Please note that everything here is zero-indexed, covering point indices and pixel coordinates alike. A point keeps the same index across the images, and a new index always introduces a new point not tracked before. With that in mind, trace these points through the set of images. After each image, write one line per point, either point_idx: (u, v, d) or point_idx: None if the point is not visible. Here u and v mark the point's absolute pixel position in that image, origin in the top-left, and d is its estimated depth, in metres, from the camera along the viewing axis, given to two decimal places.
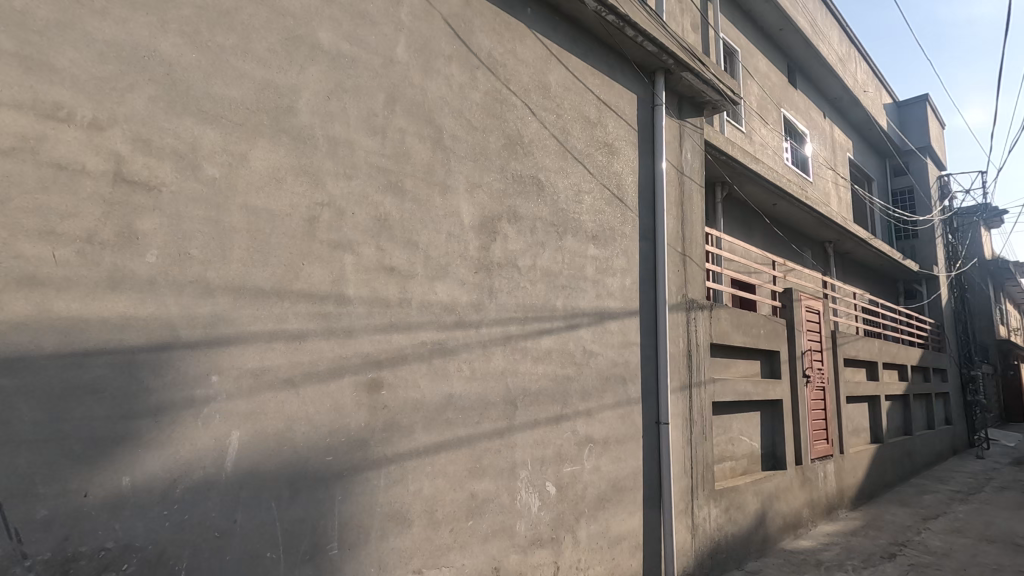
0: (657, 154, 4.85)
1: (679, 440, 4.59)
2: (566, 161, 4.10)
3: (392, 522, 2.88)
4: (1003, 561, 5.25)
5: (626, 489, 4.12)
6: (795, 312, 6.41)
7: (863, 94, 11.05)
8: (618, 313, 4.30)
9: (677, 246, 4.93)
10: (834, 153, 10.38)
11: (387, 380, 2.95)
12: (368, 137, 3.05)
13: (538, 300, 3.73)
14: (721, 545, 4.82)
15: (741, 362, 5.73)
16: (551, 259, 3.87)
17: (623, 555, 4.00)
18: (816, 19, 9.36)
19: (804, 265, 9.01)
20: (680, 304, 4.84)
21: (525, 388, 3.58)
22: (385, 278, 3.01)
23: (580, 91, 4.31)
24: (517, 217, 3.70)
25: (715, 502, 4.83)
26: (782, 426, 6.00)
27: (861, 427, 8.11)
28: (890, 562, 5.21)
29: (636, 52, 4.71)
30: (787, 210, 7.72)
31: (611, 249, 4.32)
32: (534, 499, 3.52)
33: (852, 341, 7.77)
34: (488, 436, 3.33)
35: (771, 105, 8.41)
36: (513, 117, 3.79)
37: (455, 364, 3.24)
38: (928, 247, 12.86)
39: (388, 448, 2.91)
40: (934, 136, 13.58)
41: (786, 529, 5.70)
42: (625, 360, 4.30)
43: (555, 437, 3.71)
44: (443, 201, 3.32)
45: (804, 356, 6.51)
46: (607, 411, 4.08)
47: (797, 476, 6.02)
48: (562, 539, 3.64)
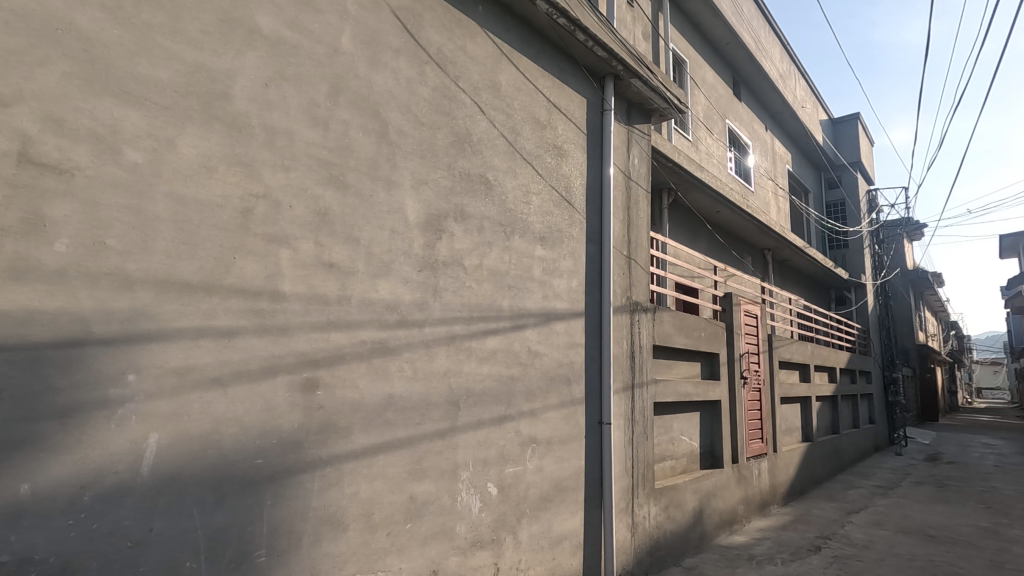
0: (605, 158, 4.91)
1: (621, 440, 4.67)
2: (514, 161, 4.09)
3: (326, 527, 2.78)
4: (918, 551, 5.62)
5: (568, 489, 4.15)
6: (734, 316, 6.64)
7: (801, 109, 11.61)
8: (564, 314, 4.33)
9: (623, 249, 5.02)
10: (774, 165, 10.85)
11: (323, 379, 2.85)
12: (309, 127, 2.94)
13: (484, 300, 3.71)
14: (660, 543, 4.93)
15: (682, 364, 5.89)
16: (498, 259, 3.85)
17: (564, 555, 4.02)
18: (759, 35, 9.76)
19: (744, 271, 9.37)
20: (625, 306, 4.93)
21: (469, 388, 3.54)
22: (324, 275, 2.91)
23: (530, 91, 4.31)
24: (463, 216, 3.66)
25: (654, 500, 4.94)
26: (720, 426, 6.20)
27: (794, 426, 8.51)
28: (816, 555, 5.48)
29: (587, 56, 4.76)
30: (729, 217, 8.01)
31: (558, 250, 4.35)
32: (475, 500, 3.49)
33: (787, 343, 8.14)
34: (430, 437, 3.28)
35: (716, 116, 8.71)
36: (462, 115, 3.75)
37: (397, 364, 3.18)
38: (857, 256, 13.66)
39: (324, 450, 2.82)
40: (864, 152, 14.44)
41: (722, 525, 5.90)
42: (571, 361, 4.33)
43: (499, 437, 3.70)
44: (388, 196, 3.25)
45: (742, 358, 6.76)
46: (551, 412, 4.10)
47: (732, 474, 6.25)
48: (503, 540, 3.62)
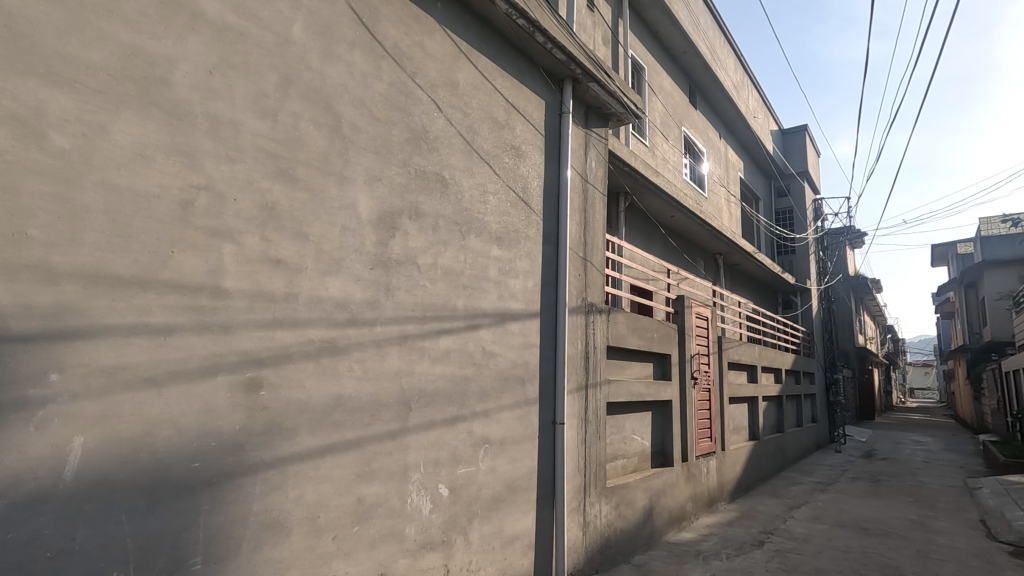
0: (563, 160, 4.95)
1: (574, 440, 4.71)
2: (471, 161, 4.07)
3: (268, 532, 2.69)
4: (852, 544, 5.90)
5: (520, 489, 4.15)
6: (686, 318, 6.82)
7: (753, 119, 12.02)
8: (519, 314, 4.33)
9: (579, 251, 5.07)
10: (727, 172, 11.20)
11: (267, 379, 2.76)
12: (256, 118, 2.84)
13: (438, 300, 3.67)
14: (611, 541, 5.01)
15: (635, 364, 6.00)
16: (453, 258, 3.82)
17: (515, 555, 4.02)
18: (715, 46, 10.05)
19: (696, 274, 9.63)
20: (580, 308, 4.98)
21: (421, 388, 3.50)
22: (270, 271, 2.81)
23: (488, 91, 4.30)
24: (418, 214, 3.62)
25: (606, 499, 5.01)
26: (671, 425, 6.35)
27: (741, 425, 8.80)
28: (758, 549, 5.68)
29: (546, 58, 4.78)
30: (683, 221, 8.21)
31: (515, 251, 4.35)
32: (426, 502, 3.45)
33: (735, 345, 8.41)
34: (380, 438, 3.22)
35: (672, 122, 8.92)
36: (418, 111, 3.70)
37: (346, 364, 3.10)
38: (803, 262, 14.25)
39: (266, 452, 2.72)
40: (811, 162, 15.08)
41: (671, 522, 6.03)
42: (525, 361, 4.34)
43: (451, 438, 3.67)
44: (339, 192, 3.17)
45: (693, 359, 6.94)
46: (505, 412, 4.10)
47: (682, 472, 6.41)
48: (453, 542, 3.60)
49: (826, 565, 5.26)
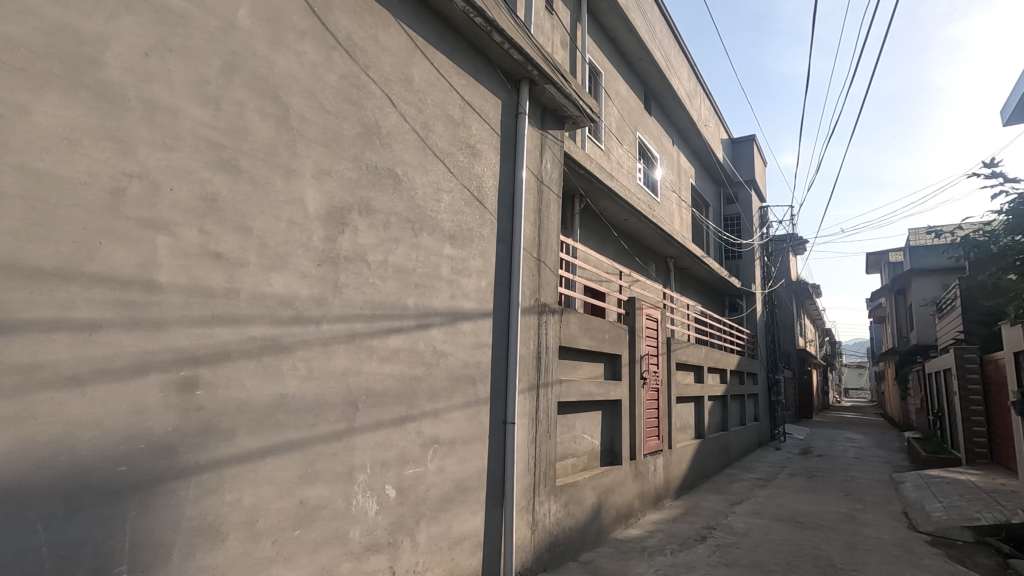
0: (518, 161, 4.96)
1: (524, 439, 4.73)
2: (425, 158, 4.03)
3: (202, 537, 2.57)
4: (788, 537, 6.18)
5: (470, 489, 4.14)
6: (636, 319, 6.96)
7: (704, 127, 12.40)
8: (472, 314, 4.32)
9: (533, 252, 5.10)
10: (679, 178, 11.52)
11: (204, 378, 2.64)
12: (196, 105, 2.71)
13: (388, 298, 3.61)
14: (559, 539, 5.07)
15: (587, 364, 6.08)
16: (405, 256, 3.77)
17: (463, 555, 4.01)
18: (669, 54, 10.31)
19: (648, 277, 9.86)
20: (533, 308, 5.01)
21: (369, 388, 3.44)
22: (209, 266, 2.69)
23: (444, 88, 4.27)
24: (369, 210, 3.55)
25: (555, 498, 5.06)
26: (620, 424, 6.48)
27: (688, 423, 9.07)
28: (701, 544, 5.86)
29: (503, 58, 4.78)
30: (636, 225, 8.39)
31: (468, 250, 4.33)
32: (372, 503, 3.39)
33: (683, 346, 8.66)
34: (324, 439, 3.14)
35: (628, 127, 9.10)
36: (371, 106, 3.63)
37: (289, 363, 3.01)
38: (749, 267, 14.82)
39: (201, 454, 2.60)
40: (758, 171, 15.71)
41: (618, 519, 6.16)
42: (477, 361, 4.32)
43: (399, 438, 3.62)
44: (286, 185, 3.07)
45: (642, 360, 7.10)
46: (455, 412, 4.07)
47: (630, 470, 6.55)
48: (400, 543, 3.55)
49: (763, 557, 5.48)
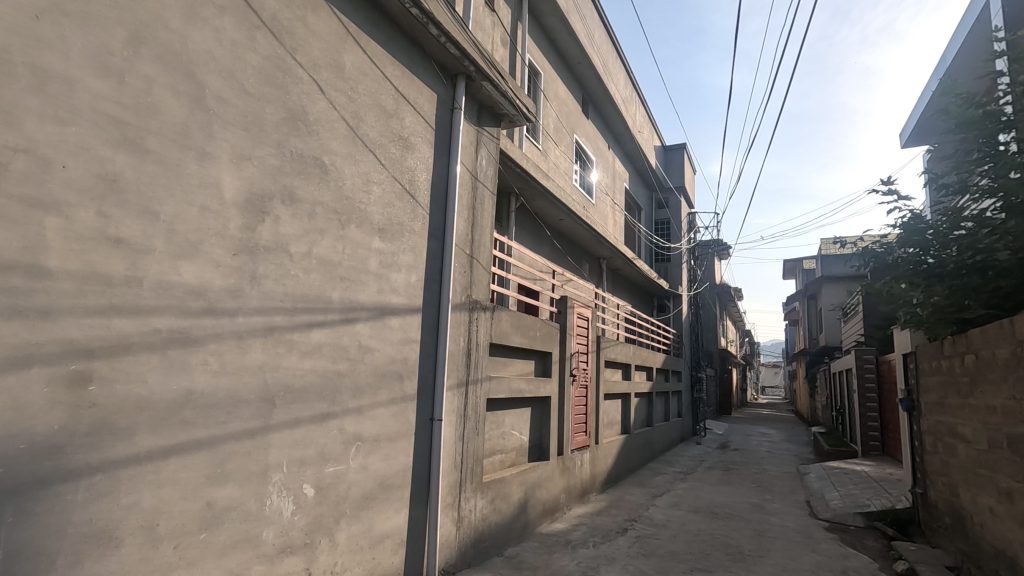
0: (452, 156, 4.93)
1: (451, 436, 4.71)
2: (355, 147, 3.92)
3: (92, 544, 2.39)
4: (703, 527, 6.51)
5: (393, 486, 4.08)
6: (567, 317, 7.10)
7: (639, 133, 12.82)
8: (400, 309, 4.24)
9: (466, 248, 5.08)
10: (614, 182, 11.85)
11: (99, 372, 2.45)
12: (97, 77, 2.51)
13: (311, 290, 3.49)
14: (484, 535, 5.09)
15: (517, 361, 6.14)
16: (330, 248, 3.66)
17: (384, 553, 3.94)
18: (607, 60, 10.58)
19: (581, 276, 10.07)
20: (464, 305, 4.99)
21: (287, 384, 3.30)
22: (107, 251, 2.50)
23: (377, 78, 4.16)
24: (292, 199, 3.41)
25: (481, 494, 5.08)
26: (548, 421, 6.59)
27: (615, 419, 9.36)
28: (622, 536, 6.07)
29: (440, 52, 4.74)
30: (570, 225, 8.55)
31: (398, 244, 4.26)
32: (288, 503, 3.27)
33: (612, 345, 8.92)
34: (236, 437, 2.99)
35: (565, 129, 9.24)
36: (297, 91, 3.49)
37: (199, 357, 2.84)
38: (677, 270, 15.46)
39: (93, 454, 2.41)
40: (688, 178, 16.43)
41: (544, 514, 6.27)
42: (404, 357, 4.26)
43: (319, 436, 3.50)
44: (199, 168, 2.89)
45: (572, 357, 7.24)
46: (380, 408, 3.99)
47: (557, 465, 6.68)
48: (318, 543, 3.45)
49: (679, 547, 5.76)
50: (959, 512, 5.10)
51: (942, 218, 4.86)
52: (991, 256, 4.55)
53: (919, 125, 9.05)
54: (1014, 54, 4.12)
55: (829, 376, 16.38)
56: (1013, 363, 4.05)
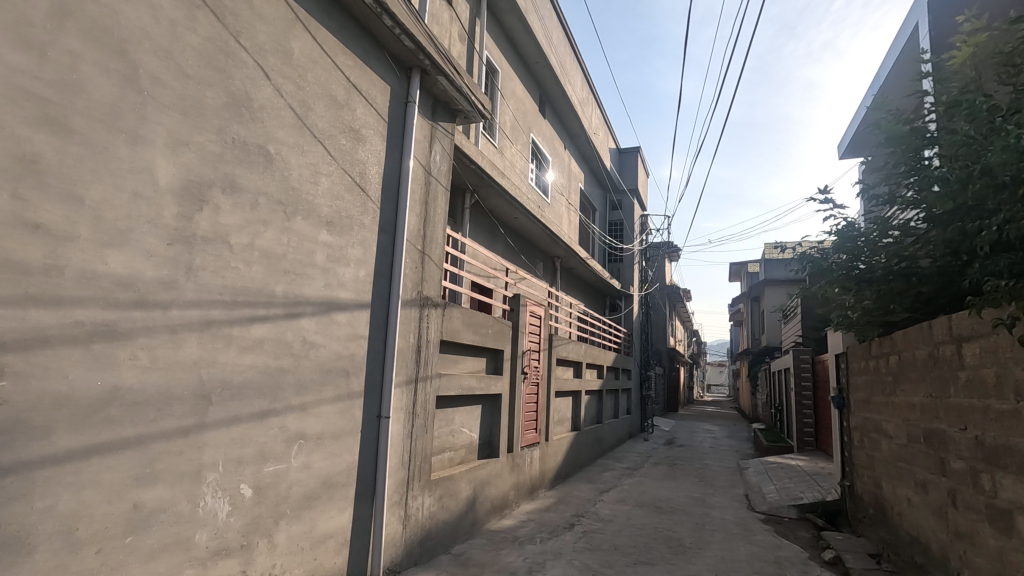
0: (405, 151, 4.86)
1: (399, 434, 4.65)
2: (302, 137, 3.80)
3: (2, 551, 2.23)
4: (647, 521, 6.68)
5: (338, 485, 3.99)
6: (520, 316, 7.12)
7: (594, 135, 13.01)
8: (347, 304, 4.15)
9: (417, 244, 5.02)
10: (569, 182, 11.98)
11: (12, 367, 2.29)
12: (14, 50, 2.35)
13: (253, 283, 3.36)
14: (432, 533, 5.06)
15: (468, 359, 6.12)
16: (275, 240, 3.54)
17: (326, 554, 3.86)
18: (565, 62, 10.68)
19: (534, 275, 10.14)
20: (414, 301, 4.94)
21: (225, 380, 3.17)
22: (23, 237, 2.34)
23: (327, 66, 4.05)
24: (234, 188, 3.27)
25: (429, 492, 5.05)
26: (499, 418, 6.60)
27: (565, 417, 9.48)
28: (569, 531, 6.17)
29: (394, 43, 4.66)
30: (525, 223, 8.59)
31: (346, 238, 4.16)
32: (223, 504, 3.15)
33: (564, 343, 9.02)
34: (168, 436, 2.85)
35: (521, 127, 9.26)
36: (240, 75, 3.35)
37: (127, 352, 2.69)
38: (629, 270, 15.80)
39: (4, 455, 2.26)
40: (641, 181, 16.81)
41: (493, 511, 6.28)
42: (351, 353, 4.17)
43: (259, 435, 3.38)
44: (131, 153, 2.74)
45: (524, 355, 7.28)
46: (324, 406, 3.89)
47: (506, 462, 6.71)
48: (255, 545, 3.33)
49: (623, 541, 5.90)
50: (881, 502, 5.43)
51: (872, 226, 5.13)
52: (915, 263, 4.84)
53: (854, 137, 9.54)
54: (935, 74, 4.39)
55: (764, 374, 18.84)
56: (931, 363, 4.34)
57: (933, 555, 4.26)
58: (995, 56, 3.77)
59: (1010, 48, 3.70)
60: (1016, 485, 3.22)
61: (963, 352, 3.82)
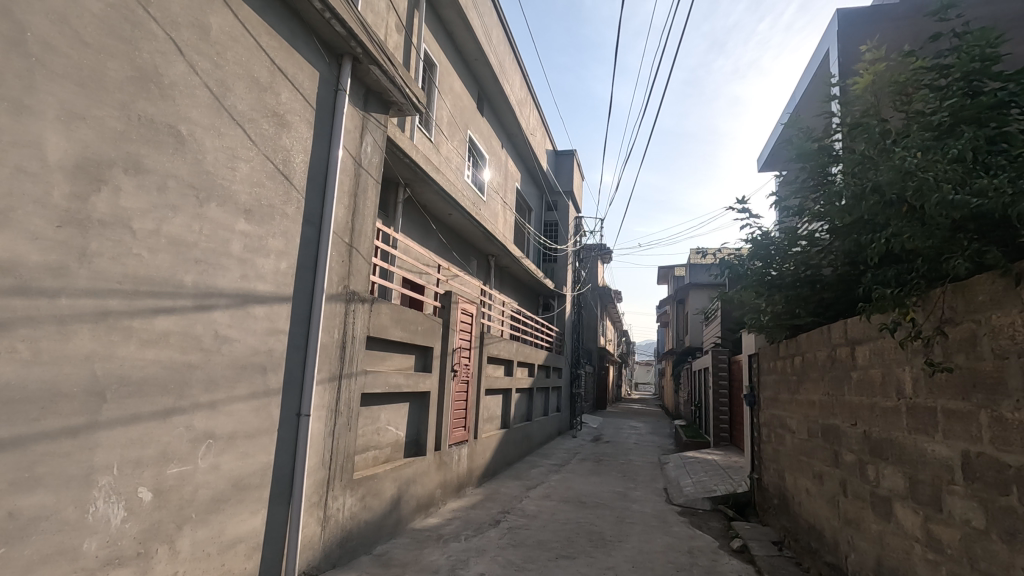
0: (334, 139, 4.70)
1: (320, 432, 4.49)
2: (219, 119, 3.58)
3: None
4: (571, 516, 6.83)
5: (250, 487, 3.80)
6: (451, 313, 7.10)
7: (532, 136, 13.15)
8: (266, 298, 3.96)
9: (345, 236, 4.87)
10: (506, 181, 12.04)
11: None
12: None
13: (159, 272, 3.14)
14: (353, 534, 4.93)
15: (396, 356, 6.01)
16: (185, 227, 3.31)
17: (236, 559, 3.66)
18: (504, 61, 10.72)
19: (468, 272, 10.11)
20: (340, 295, 4.78)
21: (123, 376, 2.95)
22: None
23: (250, 46, 3.84)
24: (139, 169, 3.04)
25: (351, 492, 4.91)
26: (427, 416, 6.53)
27: (495, 414, 9.51)
28: (493, 528, 6.20)
29: (324, 28, 4.49)
30: (459, 220, 8.54)
31: (266, 227, 3.96)
32: (118, 509, 2.92)
33: (495, 341, 9.05)
34: (53, 436, 2.62)
35: (458, 123, 9.20)
36: (149, 48, 3.11)
37: (4, 343, 2.45)
38: (562, 271, 16.10)
39: None
40: (576, 183, 17.17)
41: (417, 510, 6.21)
42: (269, 349, 3.98)
43: (162, 434, 3.16)
44: (14, 124, 2.49)
45: (454, 353, 7.24)
46: (237, 403, 3.69)
47: (433, 460, 6.65)
48: (154, 553, 3.11)
49: (546, 536, 6.01)
50: (785, 493, 5.83)
51: (784, 236, 5.46)
52: (819, 271, 5.18)
53: (771, 152, 10.17)
54: (842, 98, 4.71)
55: (686, 373, 19.78)
56: (829, 364, 4.70)
57: (826, 541, 4.62)
58: (892, 85, 4.07)
59: (904, 79, 3.99)
60: (895, 475, 3.56)
61: (855, 354, 4.18)
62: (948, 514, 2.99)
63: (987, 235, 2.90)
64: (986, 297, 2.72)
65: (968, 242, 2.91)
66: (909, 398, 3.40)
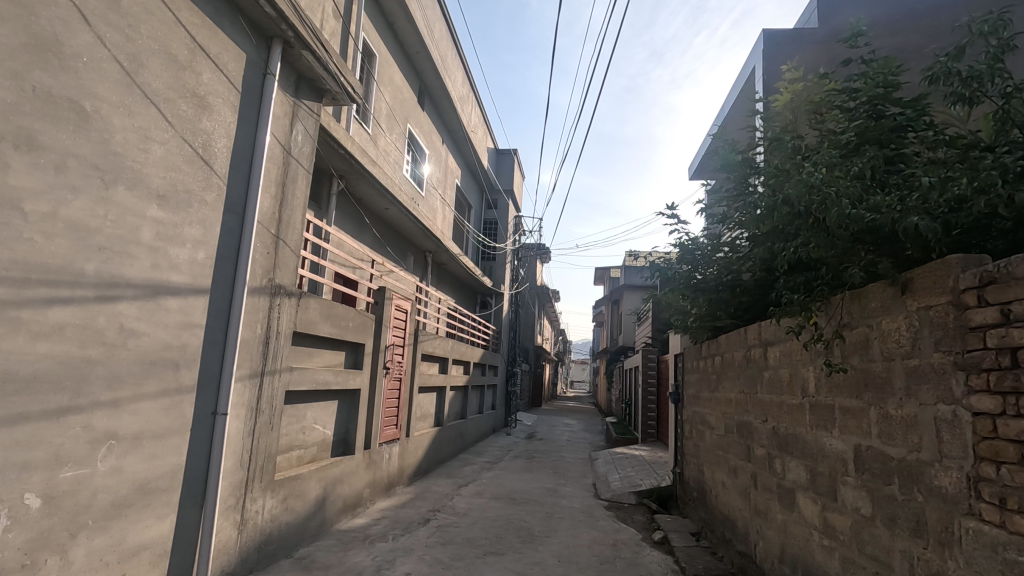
0: (261, 125, 4.49)
1: (238, 432, 4.28)
2: (131, 96, 3.34)
3: None
4: (501, 513, 6.88)
5: (157, 490, 3.56)
6: (384, 308, 6.99)
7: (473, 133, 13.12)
8: (180, 289, 3.72)
9: (271, 227, 4.66)
10: (445, 177, 11.95)
11: None
12: None
13: (54, 258, 2.89)
14: (273, 537, 4.74)
15: (325, 352, 5.83)
16: (87, 211, 3.06)
17: (139, 568, 3.43)
18: (446, 56, 10.64)
19: (404, 268, 9.94)
20: (265, 289, 4.58)
21: (7, 371, 2.70)
22: None
23: (167, 21, 3.60)
24: (31, 145, 2.79)
25: (271, 493, 4.72)
26: (356, 414, 6.38)
27: (428, 412, 9.43)
28: (422, 527, 6.14)
29: (253, 8, 4.27)
30: (396, 215, 8.39)
31: (182, 215, 3.73)
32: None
33: (430, 338, 8.96)
34: None
35: (397, 116, 9.03)
36: (47, 14, 2.87)
37: None
38: (501, 269, 16.18)
39: None
40: (516, 183, 17.31)
41: (344, 510, 6.05)
42: (182, 344, 3.74)
43: (55, 435, 2.91)
44: None
45: (386, 349, 7.10)
46: (145, 402, 3.45)
47: (362, 460, 6.50)
48: (41, 565, 2.86)
49: (475, 533, 6.01)
50: (703, 486, 6.13)
51: (708, 242, 5.71)
52: (738, 276, 5.46)
53: (701, 161, 10.66)
54: (764, 114, 4.99)
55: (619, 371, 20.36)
56: (745, 364, 4.98)
57: (738, 530, 4.90)
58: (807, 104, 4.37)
59: (818, 98, 4.28)
60: (799, 468, 3.82)
61: (767, 354, 4.45)
62: (842, 503, 3.24)
63: (881, 247, 3.15)
64: (878, 304, 2.97)
65: (864, 253, 3.15)
66: (812, 396, 3.65)
